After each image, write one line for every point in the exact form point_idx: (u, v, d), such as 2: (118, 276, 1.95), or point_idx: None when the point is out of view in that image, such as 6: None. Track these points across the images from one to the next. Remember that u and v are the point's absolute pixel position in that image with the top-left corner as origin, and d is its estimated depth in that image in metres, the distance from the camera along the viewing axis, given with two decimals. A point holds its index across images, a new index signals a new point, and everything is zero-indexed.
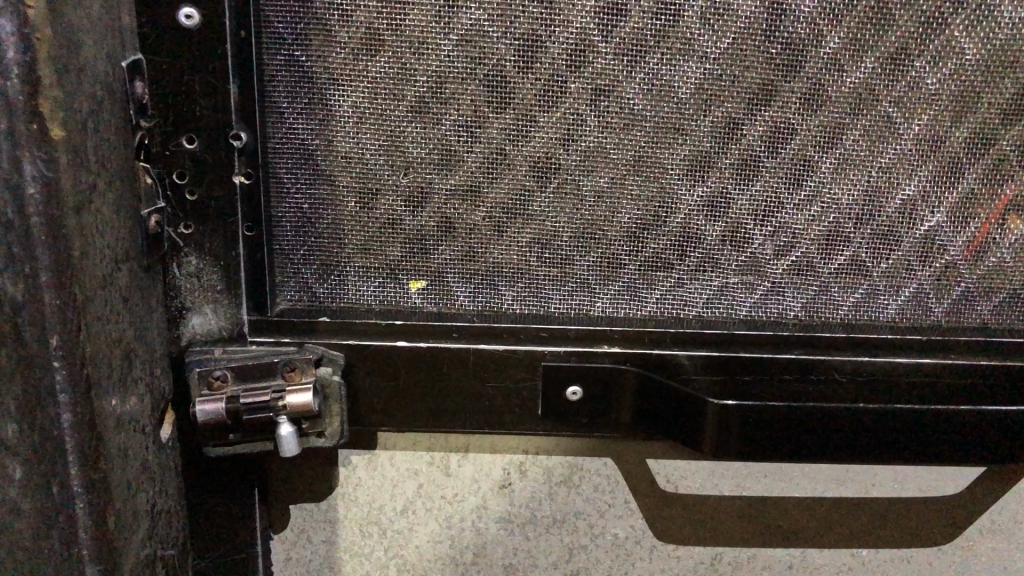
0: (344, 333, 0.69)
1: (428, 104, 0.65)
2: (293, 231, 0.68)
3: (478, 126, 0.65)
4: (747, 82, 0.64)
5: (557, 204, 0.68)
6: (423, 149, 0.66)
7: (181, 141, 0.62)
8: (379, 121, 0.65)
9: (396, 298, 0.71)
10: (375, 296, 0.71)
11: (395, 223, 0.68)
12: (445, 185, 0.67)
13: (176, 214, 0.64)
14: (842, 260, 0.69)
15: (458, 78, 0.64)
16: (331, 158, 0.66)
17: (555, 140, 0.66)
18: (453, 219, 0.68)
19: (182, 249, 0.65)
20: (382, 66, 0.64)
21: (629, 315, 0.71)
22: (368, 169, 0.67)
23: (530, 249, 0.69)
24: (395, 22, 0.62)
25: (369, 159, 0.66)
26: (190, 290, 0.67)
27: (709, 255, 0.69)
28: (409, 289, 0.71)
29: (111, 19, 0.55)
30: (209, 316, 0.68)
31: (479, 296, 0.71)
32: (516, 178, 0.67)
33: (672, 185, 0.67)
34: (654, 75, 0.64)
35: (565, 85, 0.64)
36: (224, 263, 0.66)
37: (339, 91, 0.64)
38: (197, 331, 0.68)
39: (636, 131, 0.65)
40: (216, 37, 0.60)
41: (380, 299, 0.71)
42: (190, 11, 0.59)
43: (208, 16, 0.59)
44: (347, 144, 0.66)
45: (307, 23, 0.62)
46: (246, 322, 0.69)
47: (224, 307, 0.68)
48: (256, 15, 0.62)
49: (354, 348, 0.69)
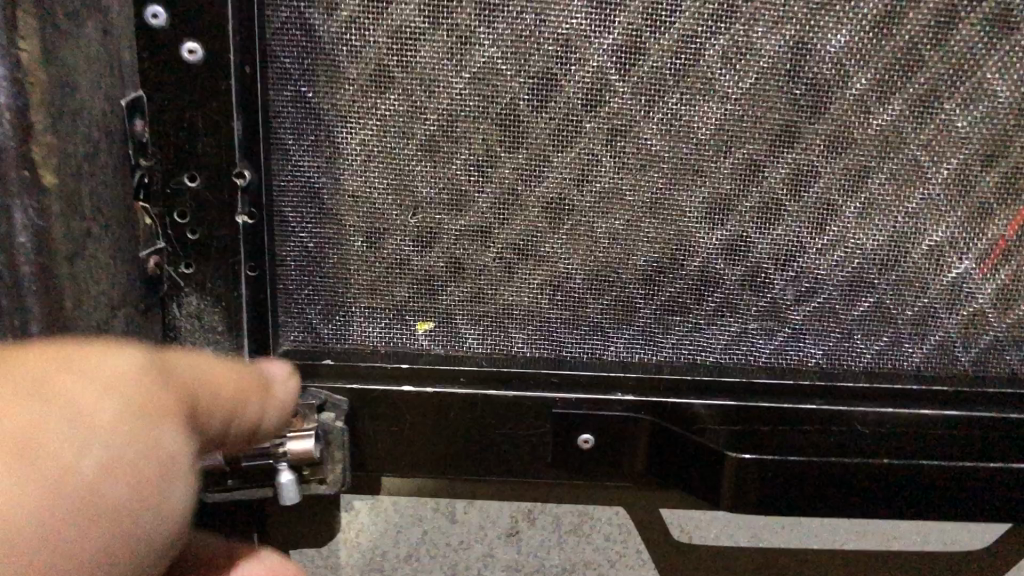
0: (348, 376, 0.67)
1: (439, 142, 0.63)
2: (297, 270, 0.66)
3: (490, 165, 0.63)
4: (769, 124, 0.62)
5: (571, 246, 0.65)
6: (433, 189, 0.64)
7: (182, 179, 0.61)
8: (388, 160, 0.63)
9: (402, 339, 0.68)
10: (381, 337, 0.68)
11: (403, 264, 0.66)
12: (455, 225, 0.65)
13: (177, 253, 0.63)
14: (865, 306, 0.67)
15: (469, 116, 0.62)
16: (338, 197, 0.64)
17: (570, 180, 0.64)
18: (463, 260, 0.66)
19: (182, 288, 0.64)
20: (392, 103, 0.62)
21: (643, 360, 0.69)
22: (375, 208, 0.64)
23: (542, 292, 0.67)
24: (405, 58, 0.60)
25: (376, 198, 0.64)
26: (189, 330, 0.65)
27: (728, 300, 0.67)
28: (416, 330, 0.68)
29: None
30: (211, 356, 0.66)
31: (488, 339, 0.69)
32: (530, 219, 0.65)
33: (690, 228, 0.65)
34: (673, 115, 0.62)
35: (580, 124, 0.62)
36: (225, 304, 0.64)
37: (347, 128, 0.62)
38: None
39: (654, 172, 0.63)
40: (220, 74, 0.59)
41: (386, 341, 0.69)
42: (194, 45, 0.58)
43: (212, 52, 0.58)
44: (354, 183, 0.64)
45: (315, 58, 0.61)
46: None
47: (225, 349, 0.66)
48: (261, 50, 0.60)
49: (357, 392, 0.66)
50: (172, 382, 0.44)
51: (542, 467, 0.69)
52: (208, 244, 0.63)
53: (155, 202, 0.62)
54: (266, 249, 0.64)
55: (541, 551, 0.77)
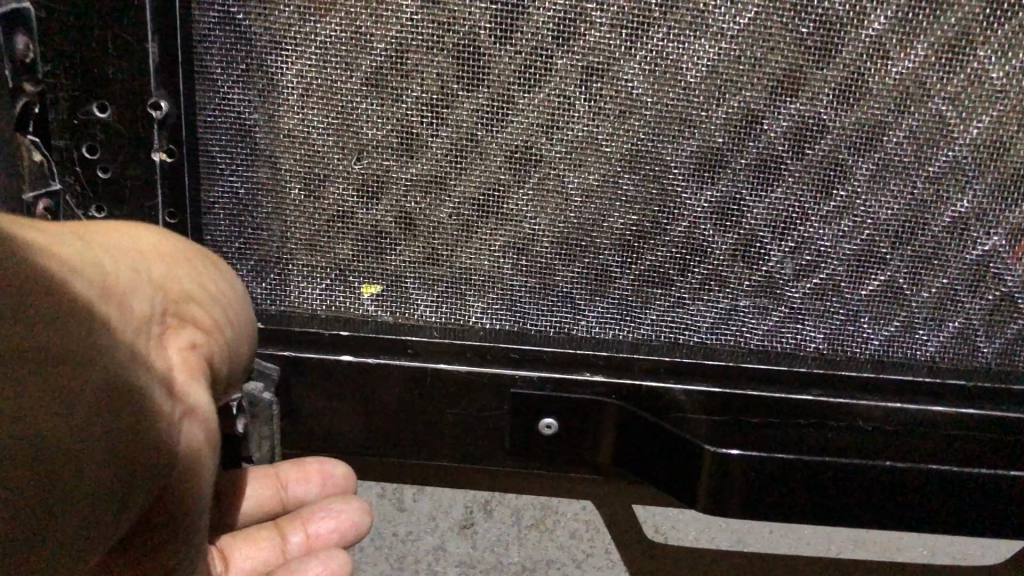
0: (283, 341, 0.59)
1: (388, 77, 0.54)
2: (226, 221, 0.58)
3: (446, 106, 0.55)
4: (769, 68, 0.53)
5: (539, 203, 0.57)
6: (380, 130, 0.56)
7: (91, 108, 0.53)
8: (328, 95, 0.55)
9: (345, 304, 0.61)
10: (321, 301, 0.61)
11: (347, 216, 0.58)
12: (405, 174, 0.57)
13: (87, 193, 0.55)
14: (874, 286, 0.58)
15: (423, 46, 0.53)
16: (273, 136, 0.56)
17: (538, 126, 0.55)
18: (414, 215, 0.58)
19: None
20: (335, 28, 0.53)
21: (619, 337, 0.60)
22: (316, 152, 0.56)
23: (504, 257, 0.58)
24: None
25: (316, 139, 0.56)
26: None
27: (717, 272, 0.58)
28: (361, 294, 0.60)
29: None
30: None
31: (443, 307, 0.60)
32: (491, 170, 0.56)
33: (676, 187, 0.56)
34: (659, 53, 0.53)
35: (551, 60, 0.53)
36: None
37: (283, 57, 0.54)
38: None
39: (635, 120, 0.55)
40: None
41: (327, 304, 0.61)
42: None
43: None
44: (291, 121, 0.56)
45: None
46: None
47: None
48: None
49: (290, 359, 0.58)
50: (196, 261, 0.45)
51: (499, 452, 0.61)
52: (122, 184, 0.55)
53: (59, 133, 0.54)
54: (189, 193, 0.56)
55: (498, 546, 0.71)
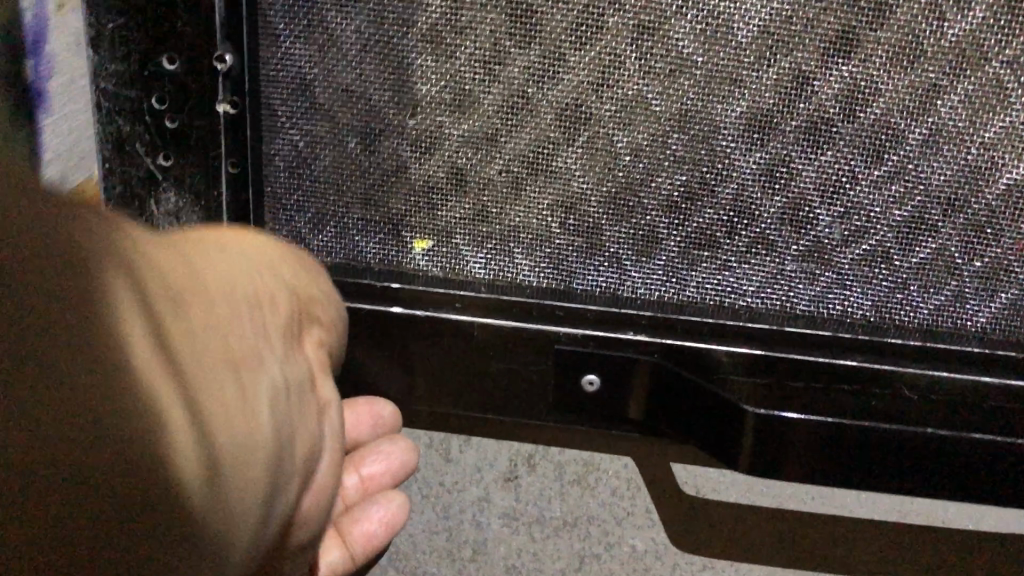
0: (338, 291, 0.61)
1: (442, 34, 0.56)
2: (286, 171, 0.60)
3: (499, 64, 0.56)
4: (823, 28, 0.53)
5: (587, 162, 0.58)
6: (433, 87, 0.57)
7: (161, 61, 0.56)
8: (385, 51, 0.57)
9: (398, 257, 0.62)
10: (376, 254, 0.62)
11: (401, 171, 0.60)
12: (458, 130, 0.58)
13: (156, 142, 0.58)
14: (924, 253, 0.58)
15: (477, 4, 0.54)
16: (331, 91, 0.58)
17: (589, 84, 0.56)
18: (465, 171, 0.59)
19: (160, 182, 0.59)
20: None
21: (663, 298, 0.61)
22: (373, 109, 0.58)
23: (552, 214, 0.60)
24: None
25: (372, 95, 0.58)
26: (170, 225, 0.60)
27: (764, 235, 0.58)
28: (413, 249, 0.62)
29: None
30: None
31: (492, 264, 0.62)
32: (541, 127, 0.57)
33: (726, 149, 0.56)
34: (710, 12, 0.53)
35: (602, 19, 0.54)
36: (205, 205, 0.59)
37: (342, 14, 0.56)
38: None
39: (685, 80, 0.55)
40: None
41: (381, 257, 0.62)
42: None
43: None
44: (349, 76, 0.57)
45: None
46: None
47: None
48: None
49: (342, 309, 0.60)
50: (278, 279, 0.47)
51: (542, 407, 0.62)
52: (187, 135, 0.58)
53: (132, 83, 0.57)
54: (251, 144, 0.59)
55: (541, 500, 0.73)
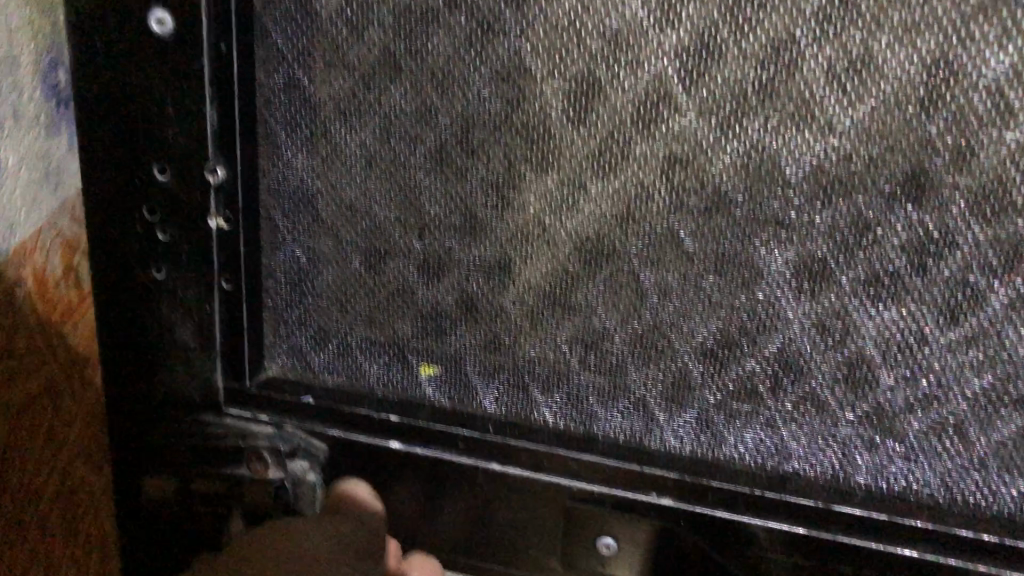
0: (336, 422, 0.58)
1: (452, 155, 0.50)
2: (288, 287, 0.55)
3: (511, 189, 0.50)
4: (889, 169, 0.44)
5: (609, 300, 0.51)
6: (442, 210, 0.51)
7: (152, 172, 0.53)
8: (392, 168, 0.51)
9: (404, 385, 0.57)
10: (381, 380, 0.57)
11: (404, 294, 0.54)
12: (469, 256, 0.52)
13: (147, 253, 0.55)
14: (1011, 432, 0.48)
15: (489, 126, 0.48)
16: (336, 207, 0.53)
17: (613, 217, 0.49)
18: (476, 299, 0.53)
19: (151, 295, 0.56)
20: (396, 99, 0.49)
21: (695, 454, 0.53)
22: (376, 225, 0.53)
23: (570, 351, 0.53)
24: (415, 46, 0.47)
25: (378, 214, 0.52)
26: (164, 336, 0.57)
27: (815, 395, 0.50)
28: (419, 375, 0.56)
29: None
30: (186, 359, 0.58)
31: (505, 399, 0.55)
32: (557, 259, 0.51)
33: (771, 297, 0.48)
34: (755, 145, 0.45)
35: (628, 146, 0.47)
36: (197, 319, 0.56)
37: (348, 127, 0.50)
38: (167, 391, 0.59)
39: (722, 219, 0.47)
40: (190, 51, 0.49)
41: (386, 384, 0.57)
42: (162, 15, 0.48)
43: (182, 22, 0.48)
44: (352, 193, 0.52)
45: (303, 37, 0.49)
46: (219, 367, 0.57)
47: (198, 370, 0.58)
48: (247, 23, 0.49)
49: (340, 441, 0.58)
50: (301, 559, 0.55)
51: (553, 557, 0.58)
52: (181, 249, 0.55)
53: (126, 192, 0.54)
54: (246, 258, 0.54)
55: None
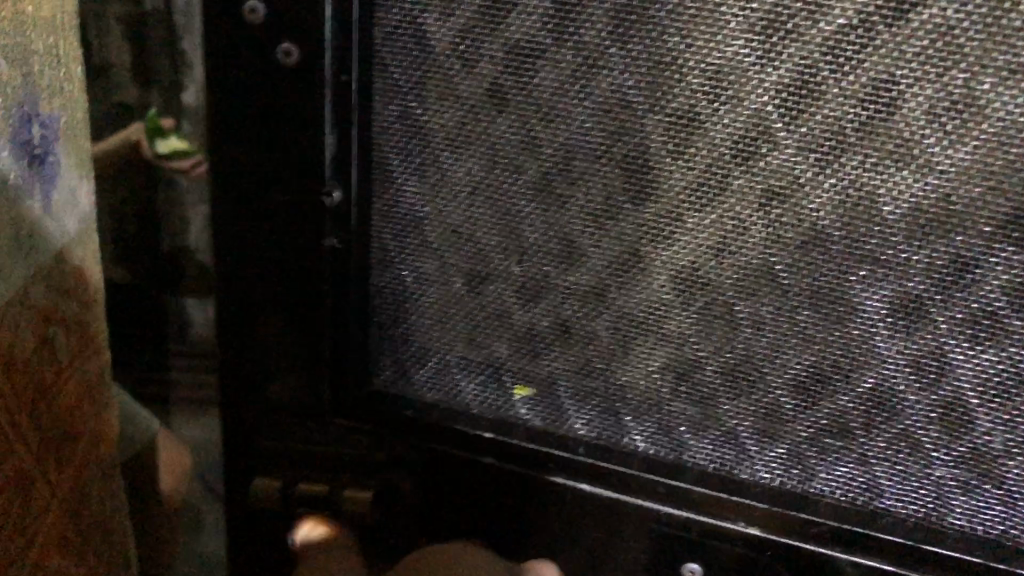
0: (431, 439, 0.60)
1: (554, 182, 0.52)
2: (394, 304, 0.58)
3: (609, 218, 0.51)
4: (992, 210, 0.44)
5: (703, 329, 0.52)
6: (541, 236, 0.53)
7: (272, 191, 0.56)
8: (495, 195, 0.53)
9: (499, 405, 0.58)
10: (477, 399, 0.59)
11: (503, 316, 0.56)
12: (566, 281, 0.54)
13: (261, 268, 0.58)
14: None
15: (591, 157, 0.50)
16: (441, 230, 0.55)
17: (708, 248, 0.50)
18: (571, 323, 0.55)
19: (266, 306, 0.59)
20: (503, 129, 0.51)
21: (785, 489, 0.54)
22: (478, 248, 0.55)
23: (661, 378, 0.54)
24: (523, 80, 0.50)
25: (480, 238, 0.54)
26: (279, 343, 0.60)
27: (909, 433, 0.50)
28: (514, 395, 0.58)
29: (57, 35, 0.50)
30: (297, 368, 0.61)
31: (595, 422, 0.57)
32: (653, 287, 0.52)
33: (865, 333, 0.48)
34: (853, 182, 0.46)
35: (727, 179, 0.48)
36: (309, 331, 0.59)
37: (456, 155, 0.53)
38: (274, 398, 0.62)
39: (818, 253, 0.48)
40: (314, 82, 0.52)
41: (482, 404, 0.59)
42: (288, 47, 0.52)
43: (308, 54, 0.52)
44: (457, 218, 0.54)
45: (416, 71, 0.52)
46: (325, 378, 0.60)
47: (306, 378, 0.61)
48: (366, 57, 0.52)
49: (434, 455, 0.60)
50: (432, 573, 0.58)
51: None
52: (294, 265, 0.57)
53: (245, 208, 0.57)
54: (355, 275, 0.57)
55: None
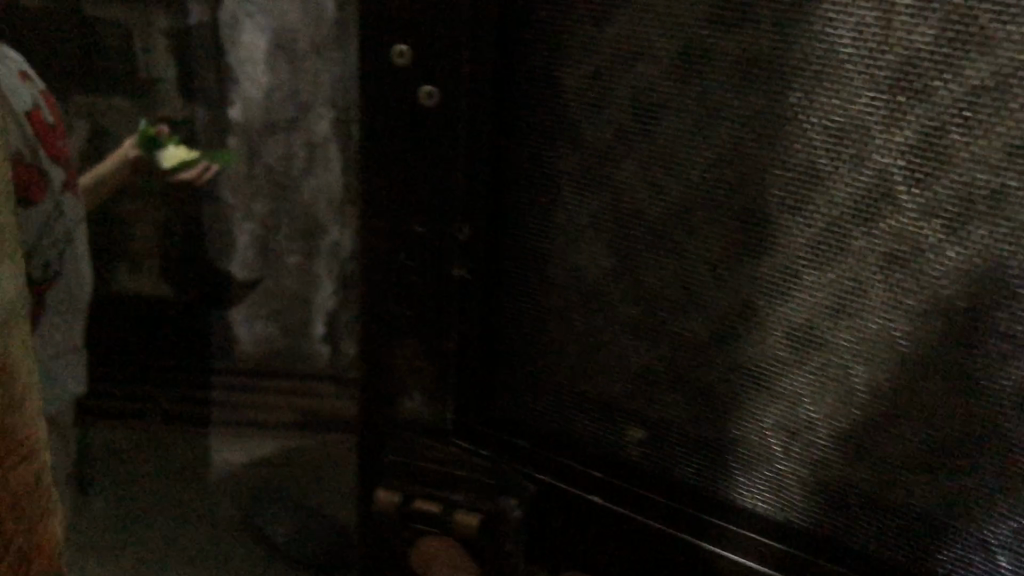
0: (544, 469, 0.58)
1: (672, 230, 0.51)
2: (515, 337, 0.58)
3: (726, 270, 0.50)
4: None
5: (815, 389, 0.50)
6: (658, 280, 0.53)
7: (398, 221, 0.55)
8: (614, 237, 0.53)
9: (611, 442, 0.58)
10: (590, 436, 0.58)
11: (618, 352, 0.56)
12: (682, 328, 0.53)
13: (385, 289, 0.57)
14: None
15: (711, 207, 0.50)
16: (562, 269, 0.55)
17: (825, 308, 0.48)
18: (683, 368, 0.54)
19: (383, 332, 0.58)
20: (631, 170, 0.51)
21: (897, 562, 0.51)
22: (597, 286, 0.55)
23: (774, 437, 0.52)
24: (648, 125, 0.50)
25: (600, 277, 0.54)
26: (403, 376, 0.59)
27: None
28: (628, 438, 0.57)
29: None
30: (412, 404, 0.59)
31: (704, 473, 0.55)
32: (767, 342, 0.51)
33: (994, 411, 0.45)
34: (983, 251, 0.43)
35: (847, 239, 0.46)
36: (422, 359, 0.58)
37: (579, 195, 0.53)
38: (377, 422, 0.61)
39: (940, 322, 0.45)
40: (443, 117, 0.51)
41: (594, 440, 0.58)
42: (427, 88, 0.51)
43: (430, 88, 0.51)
44: (579, 257, 0.55)
45: (558, 106, 0.52)
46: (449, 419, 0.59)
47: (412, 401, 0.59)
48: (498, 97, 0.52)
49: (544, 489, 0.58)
50: None
51: None
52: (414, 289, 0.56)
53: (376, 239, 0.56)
54: (479, 308, 0.57)
55: None
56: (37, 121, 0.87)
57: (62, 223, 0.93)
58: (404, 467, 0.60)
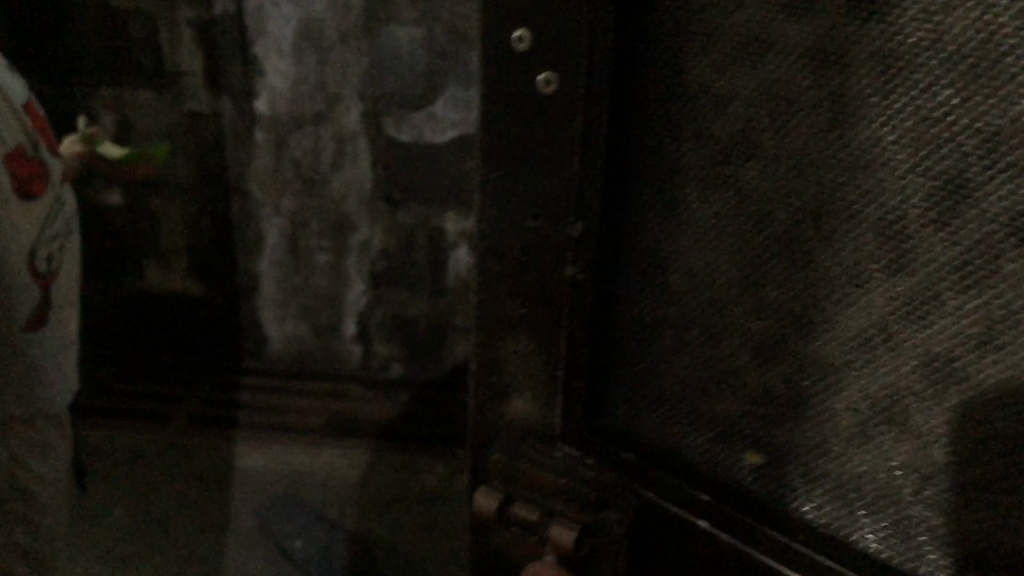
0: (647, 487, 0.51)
1: (798, 237, 0.44)
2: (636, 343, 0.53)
3: (857, 284, 0.42)
4: None
5: (955, 429, 0.42)
6: (780, 292, 0.45)
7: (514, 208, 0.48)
8: (737, 242, 0.46)
9: (727, 464, 0.51)
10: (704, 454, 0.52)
11: (736, 372, 0.49)
12: (805, 347, 0.46)
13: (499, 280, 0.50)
14: None
15: (841, 211, 0.42)
16: (683, 275, 0.49)
17: (971, 339, 0.40)
18: (805, 392, 0.46)
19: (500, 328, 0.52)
20: (760, 174, 0.44)
21: None
22: (714, 297, 0.48)
23: (904, 477, 0.44)
24: (778, 119, 0.43)
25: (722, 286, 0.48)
26: (514, 375, 0.53)
27: None
28: (744, 462, 0.50)
29: None
30: (526, 403, 0.54)
31: (824, 509, 0.47)
32: (899, 372, 0.43)
33: None
34: None
35: (999, 261, 0.38)
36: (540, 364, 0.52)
37: (702, 194, 0.47)
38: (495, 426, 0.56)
39: None
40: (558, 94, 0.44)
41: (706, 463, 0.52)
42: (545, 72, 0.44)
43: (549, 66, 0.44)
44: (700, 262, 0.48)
45: (679, 104, 0.46)
46: (558, 427, 0.53)
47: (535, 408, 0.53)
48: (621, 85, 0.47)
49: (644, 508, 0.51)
50: None
51: None
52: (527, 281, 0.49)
53: (488, 226, 0.50)
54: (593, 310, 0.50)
55: None
56: (35, 114, 1.02)
57: (64, 211, 1.06)
58: (513, 466, 0.55)
